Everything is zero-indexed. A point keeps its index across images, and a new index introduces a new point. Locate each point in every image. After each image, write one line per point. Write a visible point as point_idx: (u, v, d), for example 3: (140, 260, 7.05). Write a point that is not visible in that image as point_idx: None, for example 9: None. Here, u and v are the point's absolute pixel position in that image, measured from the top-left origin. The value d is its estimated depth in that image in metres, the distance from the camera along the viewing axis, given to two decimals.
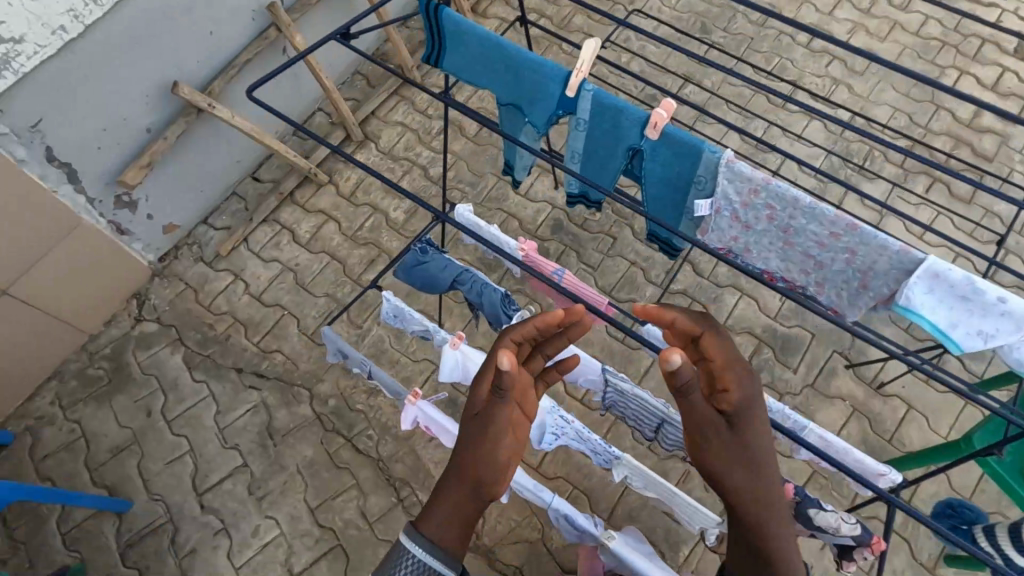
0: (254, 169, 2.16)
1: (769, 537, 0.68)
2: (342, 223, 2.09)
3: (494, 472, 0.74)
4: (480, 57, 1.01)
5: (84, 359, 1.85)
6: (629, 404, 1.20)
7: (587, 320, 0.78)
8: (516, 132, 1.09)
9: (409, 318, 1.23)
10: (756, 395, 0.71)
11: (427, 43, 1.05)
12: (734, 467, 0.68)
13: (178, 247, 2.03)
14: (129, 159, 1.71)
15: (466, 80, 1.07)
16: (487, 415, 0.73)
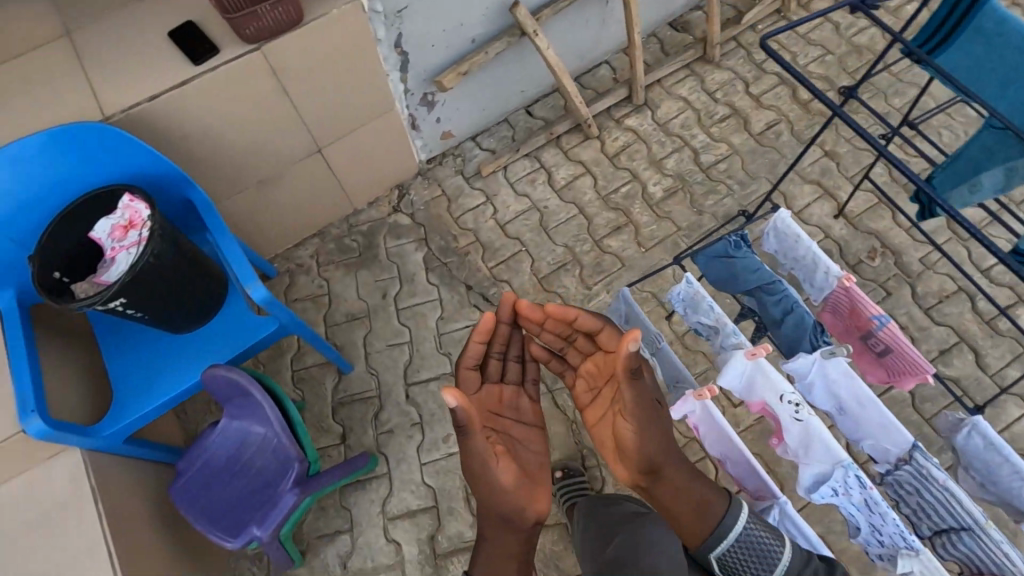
0: (529, 103, 2.20)
1: (705, 515, 1.09)
2: (598, 181, 2.06)
3: (506, 495, 1.17)
4: (991, 55, 1.14)
5: (344, 228, 2.03)
6: (924, 495, 1.04)
7: (525, 305, 1.26)
8: (980, 136, 1.19)
9: (704, 311, 1.18)
10: (653, 437, 1.11)
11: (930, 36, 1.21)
12: (631, 430, 1.10)
13: (444, 154, 2.13)
14: (449, 63, 1.79)
15: (951, 74, 1.20)
16: (484, 457, 1.16)
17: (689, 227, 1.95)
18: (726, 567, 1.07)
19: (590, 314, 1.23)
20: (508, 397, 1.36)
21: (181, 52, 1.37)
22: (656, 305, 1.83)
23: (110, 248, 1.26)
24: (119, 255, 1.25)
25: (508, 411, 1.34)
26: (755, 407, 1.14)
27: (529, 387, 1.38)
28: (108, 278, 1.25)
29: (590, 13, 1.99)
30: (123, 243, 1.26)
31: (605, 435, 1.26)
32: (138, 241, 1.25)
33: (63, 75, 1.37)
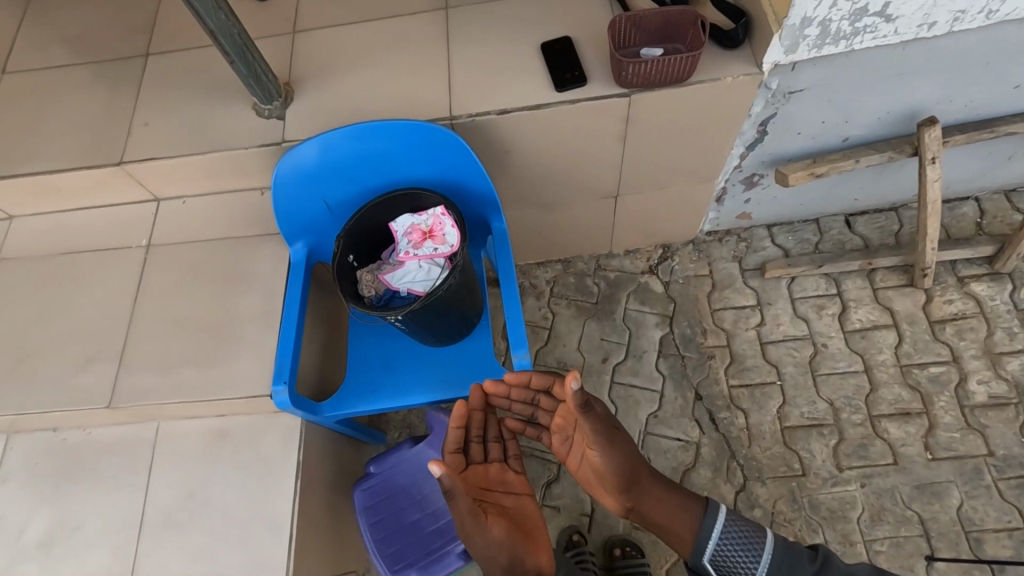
0: (852, 213, 1.82)
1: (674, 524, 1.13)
2: (903, 343, 1.65)
3: (503, 553, 1.06)
4: None
5: (590, 267, 1.87)
6: None
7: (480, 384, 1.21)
8: None
9: None
10: (610, 443, 1.10)
11: None
12: (611, 457, 1.10)
13: (729, 232, 1.85)
14: (805, 155, 1.48)
15: None
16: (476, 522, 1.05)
17: (1004, 459, 1.49)
18: (717, 568, 1.11)
19: (542, 373, 1.17)
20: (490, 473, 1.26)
21: (547, 69, 1.23)
22: (919, 534, 1.45)
23: (403, 252, 1.20)
24: (410, 261, 1.19)
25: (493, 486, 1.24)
26: None
27: (514, 461, 1.29)
28: (391, 281, 1.18)
29: (1001, 147, 1.54)
30: (416, 250, 1.20)
31: (587, 474, 1.21)
32: (433, 256, 1.19)
33: (427, 51, 1.31)
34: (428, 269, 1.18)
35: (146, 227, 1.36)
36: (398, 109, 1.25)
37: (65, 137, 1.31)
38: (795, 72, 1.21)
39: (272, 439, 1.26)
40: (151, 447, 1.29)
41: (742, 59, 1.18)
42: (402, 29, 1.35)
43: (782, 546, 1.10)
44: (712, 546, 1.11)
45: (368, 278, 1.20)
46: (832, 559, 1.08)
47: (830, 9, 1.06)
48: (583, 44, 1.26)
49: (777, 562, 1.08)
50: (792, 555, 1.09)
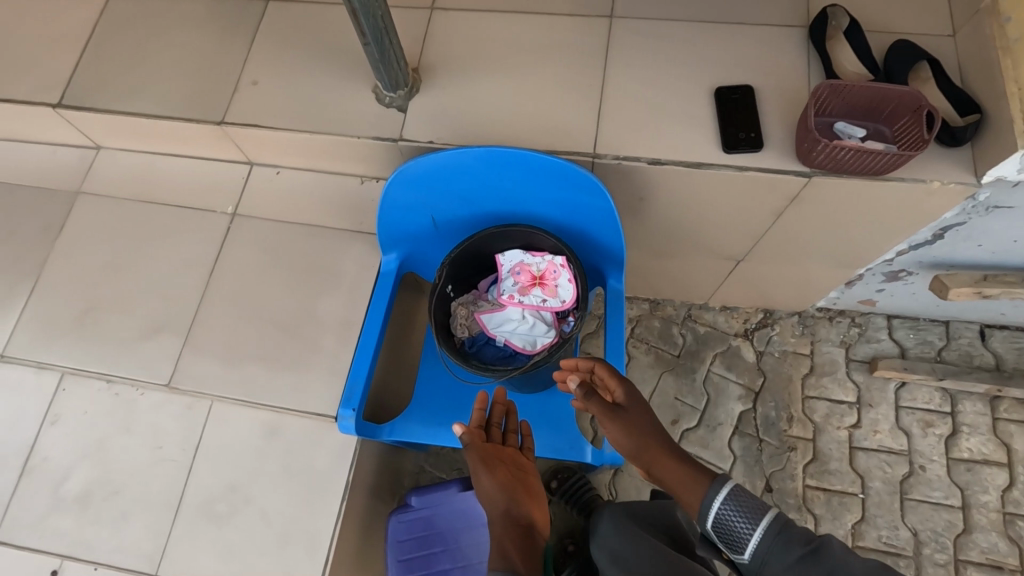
0: (990, 325, 1.61)
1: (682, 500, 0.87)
2: (1014, 489, 1.47)
3: (501, 506, 1.02)
4: None
5: (679, 316, 1.71)
6: None
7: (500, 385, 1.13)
8: None
9: None
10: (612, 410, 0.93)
11: None
12: (613, 428, 0.92)
13: (842, 313, 1.66)
14: (973, 266, 1.28)
15: None
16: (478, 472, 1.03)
17: None
18: (724, 537, 0.82)
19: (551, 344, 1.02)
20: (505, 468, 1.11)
21: (717, 120, 1.05)
22: None
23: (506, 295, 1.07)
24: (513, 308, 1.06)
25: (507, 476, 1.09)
26: None
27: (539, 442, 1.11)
28: (488, 325, 1.06)
29: None
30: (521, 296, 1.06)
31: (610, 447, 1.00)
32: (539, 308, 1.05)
33: (580, 64, 1.13)
34: (530, 321, 1.05)
35: (235, 193, 1.25)
36: (535, 129, 1.09)
37: (169, 79, 1.20)
38: (1017, 190, 1.00)
39: (324, 453, 1.17)
40: (200, 426, 1.21)
41: (960, 164, 0.98)
42: (554, 30, 1.16)
43: (777, 520, 0.78)
44: (713, 521, 0.83)
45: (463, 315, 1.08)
46: (832, 544, 0.75)
47: None
48: (765, 98, 1.06)
49: (772, 540, 0.77)
50: (792, 537, 0.77)
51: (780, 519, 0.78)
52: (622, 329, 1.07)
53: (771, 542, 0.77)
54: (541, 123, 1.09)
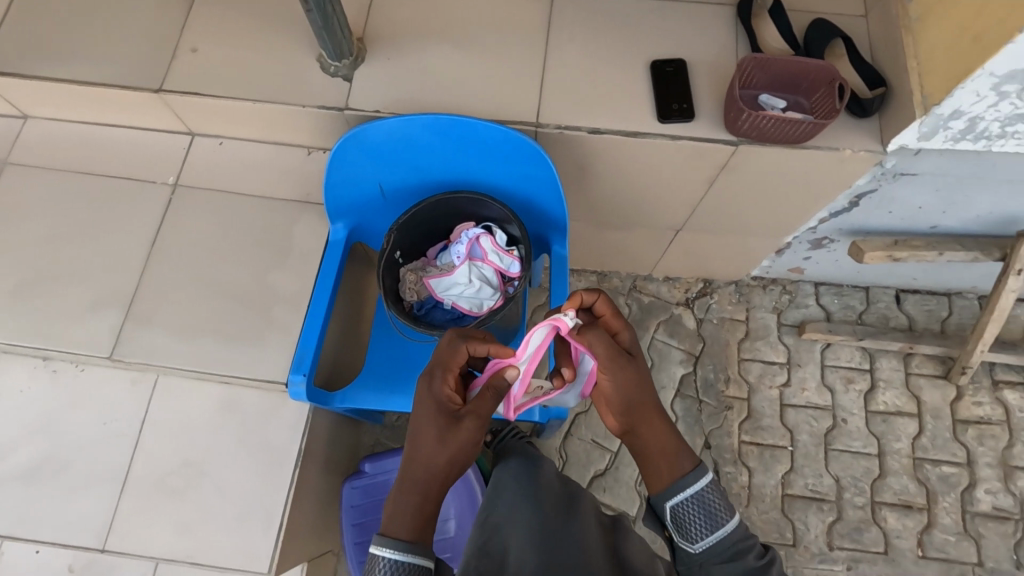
0: (904, 290, 1.75)
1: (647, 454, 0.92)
2: (923, 436, 1.62)
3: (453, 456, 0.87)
4: None
5: (625, 286, 1.79)
6: None
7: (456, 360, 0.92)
8: None
9: None
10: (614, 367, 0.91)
11: None
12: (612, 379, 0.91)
13: (774, 281, 1.77)
14: (884, 233, 1.39)
15: None
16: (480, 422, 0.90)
17: (992, 571, 1.50)
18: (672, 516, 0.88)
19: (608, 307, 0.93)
20: (430, 433, 0.88)
21: (652, 91, 1.11)
22: None
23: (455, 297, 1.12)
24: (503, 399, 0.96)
25: (418, 446, 0.88)
26: None
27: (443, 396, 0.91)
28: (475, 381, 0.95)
29: None
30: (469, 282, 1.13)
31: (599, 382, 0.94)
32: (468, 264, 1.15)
33: (523, 37, 1.16)
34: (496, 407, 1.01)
35: (175, 164, 1.23)
36: (481, 99, 1.12)
37: (103, 46, 1.16)
38: (916, 158, 1.10)
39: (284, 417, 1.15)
40: (145, 400, 1.15)
41: (869, 133, 1.06)
42: (499, 4, 1.19)
43: (733, 532, 0.85)
44: (672, 505, 0.88)
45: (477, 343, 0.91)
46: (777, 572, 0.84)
47: (988, 108, 0.94)
48: (697, 71, 1.12)
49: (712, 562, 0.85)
50: (738, 553, 0.84)
51: (736, 539, 0.85)
52: (564, 293, 1.13)
53: (722, 545, 0.84)
54: (485, 93, 1.12)
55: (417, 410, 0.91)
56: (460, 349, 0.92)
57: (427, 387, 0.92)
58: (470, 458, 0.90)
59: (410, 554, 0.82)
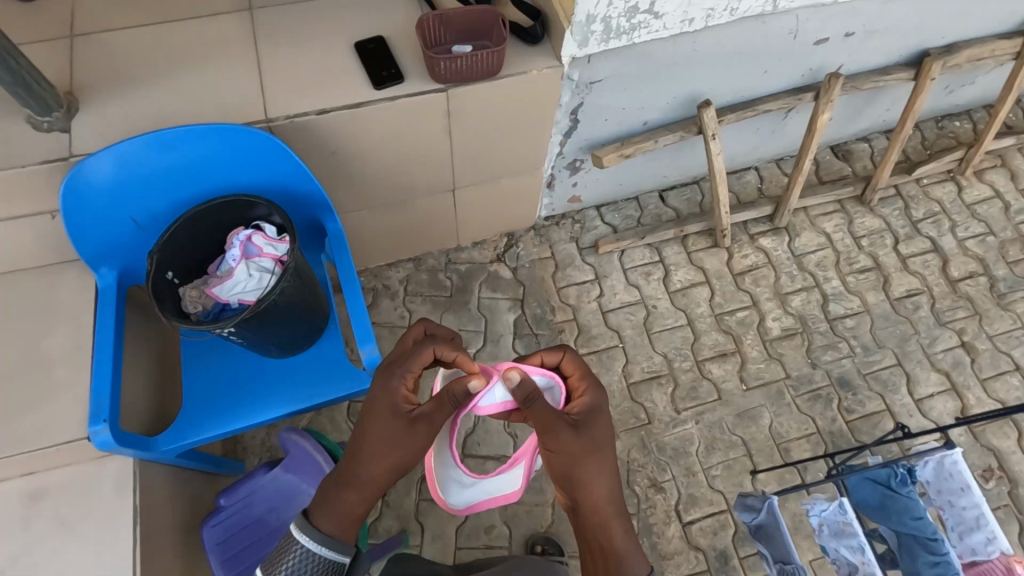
0: (665, 188, 2.06)
1: (593, 512, 1.00)
2: (715, 296, 1.92)
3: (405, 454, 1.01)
4: None
5: (441, 261, 1.92)
6: None
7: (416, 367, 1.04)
8: None
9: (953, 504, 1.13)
10: (590, 468, 0.98)
11: None
12: (590, 478, 0.98)
13: (564, 216, 2.01)
14: (612, 139, 1.66)
15: None
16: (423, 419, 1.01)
17: (798, 379, 1.80)
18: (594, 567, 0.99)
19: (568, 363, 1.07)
20: (377, 429, 1.01)
21: (361, 66, 1.25)
22: (743, 455, 1.69)
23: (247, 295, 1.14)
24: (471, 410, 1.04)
25: (364, 443, 1.02)
26: None
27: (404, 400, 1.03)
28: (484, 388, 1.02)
29: (765, 121, 1.84)
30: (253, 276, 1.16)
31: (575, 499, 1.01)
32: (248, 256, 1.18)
33: (234, 51, 1.26)
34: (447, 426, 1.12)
35: None
36: (207, 113, 1.19)
37: None
38: (591, 64, 1.36)
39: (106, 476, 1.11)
40: None
41: (544, 54, 1.30)
42: (202, 29, 1.28)
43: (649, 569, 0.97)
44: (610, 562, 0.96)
45: (514, 378, 0.99)
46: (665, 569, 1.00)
47: (608, 6, 1.21)
48: (396, 41, 1.29)
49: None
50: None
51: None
52: (348, 260, 1.22)
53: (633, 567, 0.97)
54: (211, 107, 1.19)
55: (369, 405, 1.03)
56: (420, 352, 1.05)
57: (385, 376, 1.04)
58: (412, 458, 1.02)
59: (323, 545, 0.97)
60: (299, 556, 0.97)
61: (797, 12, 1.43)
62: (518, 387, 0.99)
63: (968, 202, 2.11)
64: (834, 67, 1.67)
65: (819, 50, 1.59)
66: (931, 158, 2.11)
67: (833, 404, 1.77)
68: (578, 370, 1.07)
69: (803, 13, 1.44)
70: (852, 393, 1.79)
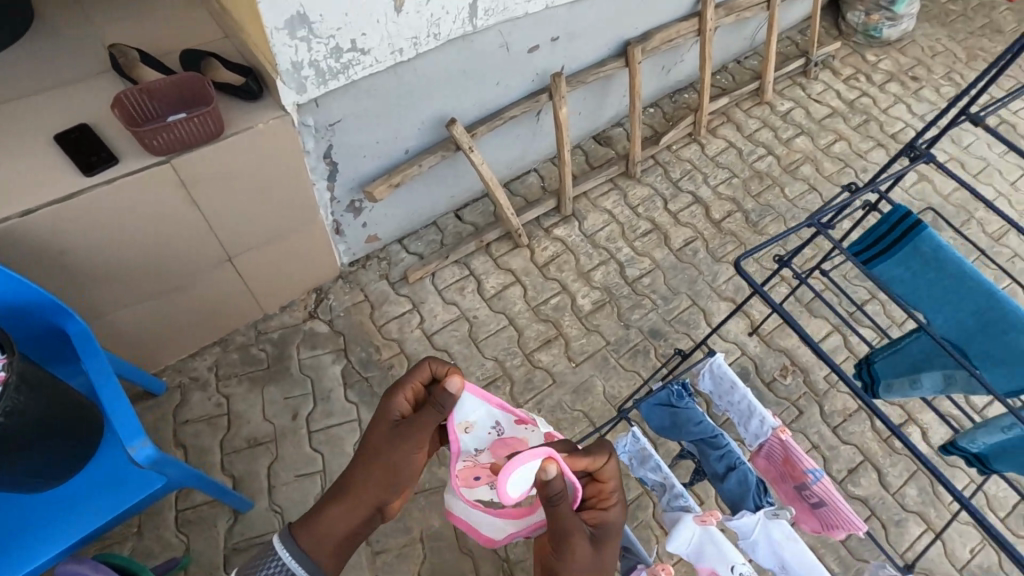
0: (459, 207, 2.18)
1: None
2: (528, 290, 2.04)
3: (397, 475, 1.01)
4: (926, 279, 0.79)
5: (251, 335, 1.85)
6: None
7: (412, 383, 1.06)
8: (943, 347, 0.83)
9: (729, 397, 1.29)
10: (582, 570, 0.92)
11: (866, 239, 0.84)
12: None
13: (369, 257, 2.04)
14: (380, 173, 1.74)
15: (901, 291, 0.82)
16: (409, 424, 1.01)
17: (617, 342, 1.96)
18: None
19: (608, 471, 1.01)
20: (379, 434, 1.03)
21: (67, 160, 1.20)
22: (587, 425, 1.80)
23: None
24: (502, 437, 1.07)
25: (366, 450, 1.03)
26: (749, 552, 1.14)
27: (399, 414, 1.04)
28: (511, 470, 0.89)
29: (520, 127, 2.03)
30: None
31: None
32: None
33: None
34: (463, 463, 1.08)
35: None
36: None
37: None
38: (320, 107, 1.42)
39: None
40: None
41: (267, 109, 1.34)
42: None
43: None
44: None
45: (552, 474, 0.88)
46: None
47: (309, 52, 1.27)
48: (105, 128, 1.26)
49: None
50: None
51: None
52: (101, 366, 1.12)
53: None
54: None
55: (377, 416, 1.05)
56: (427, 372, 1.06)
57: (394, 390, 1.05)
58: (398, 474, 1.01)
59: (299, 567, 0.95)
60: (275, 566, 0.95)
61: (497, 27, 1.60)
62: (550, 487, 0.88)
63: (711, 155, 2.47)
64: (555, 68, 1.89)
65: (535, 57, 1.80)
66: (672, 126, 2.46)
67: (651, 354, 1.95)
68: (610, 484, 1.01)
69: (503, 27, 1.62)
70: (663, 340, 1.99)
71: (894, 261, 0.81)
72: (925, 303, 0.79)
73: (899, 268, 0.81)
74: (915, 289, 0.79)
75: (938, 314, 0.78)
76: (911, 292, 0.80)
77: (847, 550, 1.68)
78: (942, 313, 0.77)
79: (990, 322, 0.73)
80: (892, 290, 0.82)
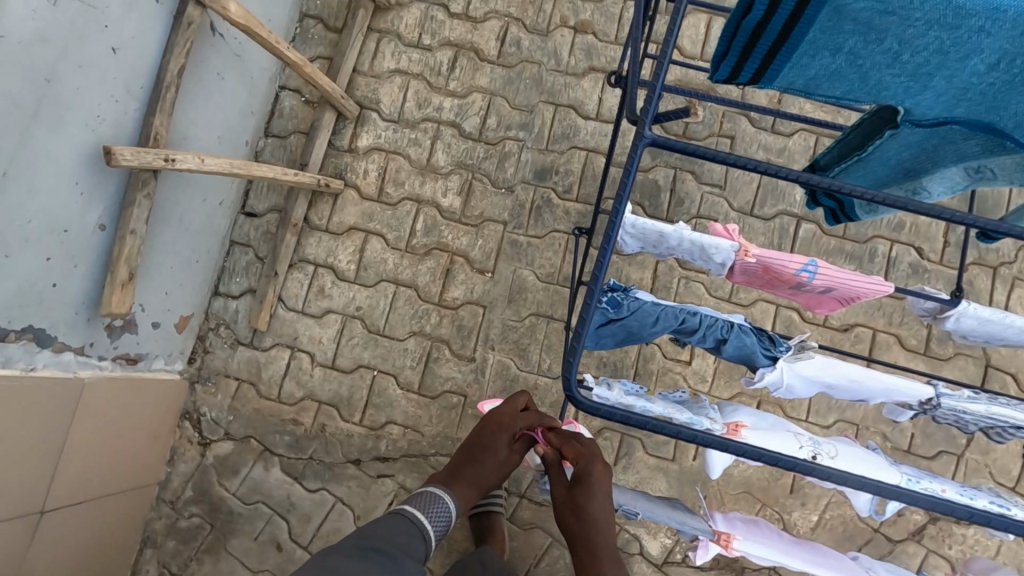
0: (241, 201, 1.61)
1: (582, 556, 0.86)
2: (387, 235, 1.60)
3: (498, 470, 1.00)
4: (922, 53, 0.51)
5: (168, 512, 1.51)
6: (974, 336, 0.92)
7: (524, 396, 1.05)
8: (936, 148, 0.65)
9: (664, 245, 0.95)
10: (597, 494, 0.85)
11: (744, 32, 0.51)
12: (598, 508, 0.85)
13: (202, 337, 1.58)
14: (99, 276, 1.22)
15: (835, 95, 0.55)
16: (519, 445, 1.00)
17: (512, 215, 1.58)
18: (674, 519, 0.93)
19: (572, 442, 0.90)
20: (497, 442, 0.99)
21: None
22: (548, 324, 1.52)
23: None
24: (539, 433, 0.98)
25: (486, 454, 0.99)
26: (792, 394, 0.91)
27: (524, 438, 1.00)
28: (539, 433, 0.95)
29: (216, 62, 1.39)
30: None
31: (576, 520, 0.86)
32: None
33: None
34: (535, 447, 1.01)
35: None
36: None
37: None
38: None
39: None
40: None
41: None
42: None
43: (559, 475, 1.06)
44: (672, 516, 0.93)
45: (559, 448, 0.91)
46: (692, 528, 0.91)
47: None
48: None
49: None
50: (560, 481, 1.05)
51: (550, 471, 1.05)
52: None
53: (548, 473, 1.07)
54: None
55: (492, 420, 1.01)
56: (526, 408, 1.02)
57: (512, 399, 1.04)
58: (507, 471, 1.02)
59: (441, 521, 0.94)
60: (438, 515, 0.94)
61: None
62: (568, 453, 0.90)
63: None
64: None
65: None
66: None
67: (554, 201, 1.58)
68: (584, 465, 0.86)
69: None
70: (555, 175, 1.59)
71: (809, 49, 0.51)
72: (891, 91, 0.54)
73: (816, 63, 0.52)
74: (867, 79, 0.53)
75: (924, 96, 0.54)
76: (862, 85, 0.54)
77: (852, 240, 1.50)
78: (923, 93, 0.54)
79: (1013, 65, 0.51)
80: (822, 94, 0.55)
